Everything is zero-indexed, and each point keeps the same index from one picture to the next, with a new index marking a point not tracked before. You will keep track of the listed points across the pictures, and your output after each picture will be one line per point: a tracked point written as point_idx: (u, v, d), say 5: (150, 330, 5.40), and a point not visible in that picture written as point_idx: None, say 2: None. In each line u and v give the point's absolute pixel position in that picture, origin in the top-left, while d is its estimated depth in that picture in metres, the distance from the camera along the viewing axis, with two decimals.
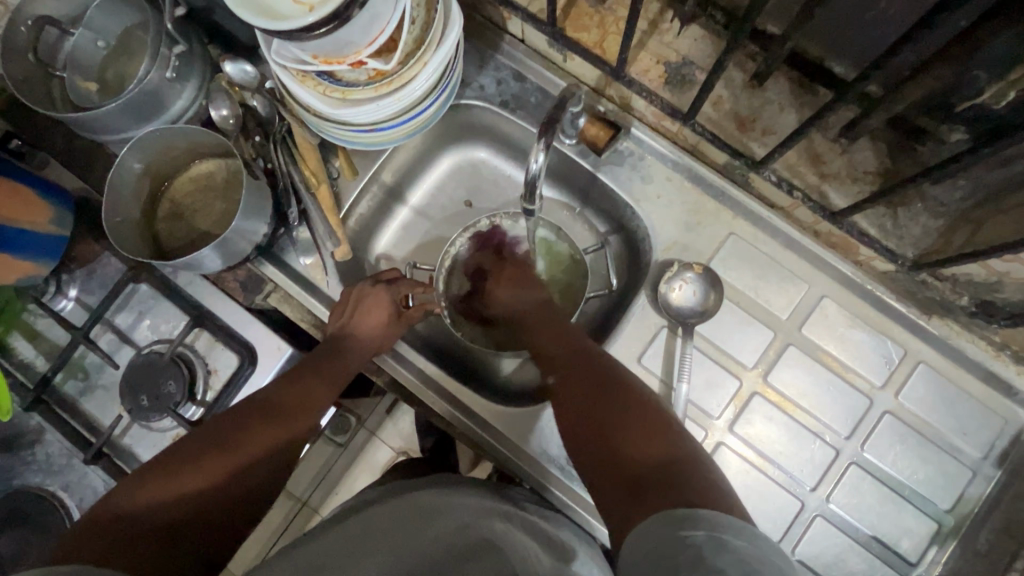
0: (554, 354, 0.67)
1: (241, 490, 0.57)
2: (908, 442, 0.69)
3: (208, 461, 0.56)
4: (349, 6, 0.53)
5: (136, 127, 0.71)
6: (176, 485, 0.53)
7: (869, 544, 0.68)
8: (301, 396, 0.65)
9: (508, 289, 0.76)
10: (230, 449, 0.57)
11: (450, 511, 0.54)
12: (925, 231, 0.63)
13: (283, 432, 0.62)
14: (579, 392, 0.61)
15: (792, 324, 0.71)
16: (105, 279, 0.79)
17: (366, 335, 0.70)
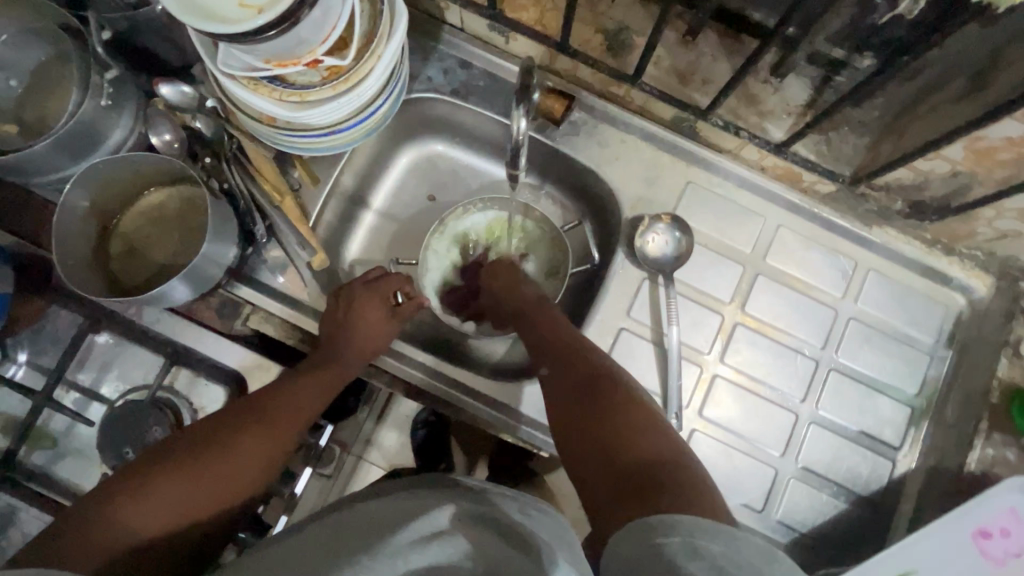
0: (553, 345, 0.68)
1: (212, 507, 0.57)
2: (874, 341, 0.76)
3: (167, 480, 0.55)
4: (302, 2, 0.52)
5: (71, 164, 0.66)
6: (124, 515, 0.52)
7: (860, 438, 0.74)
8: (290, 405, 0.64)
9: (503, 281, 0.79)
10: (182, 476, 0.56)
11: (419, 518, 0.43)
12: (856, 149, 0.71)
13: (263, 447, 0.61)
14: (573, 385, 0.64)
15: (756, 255, 0.78)
16: (58, 336, 0.73)
17: (362, 329, 0.69)
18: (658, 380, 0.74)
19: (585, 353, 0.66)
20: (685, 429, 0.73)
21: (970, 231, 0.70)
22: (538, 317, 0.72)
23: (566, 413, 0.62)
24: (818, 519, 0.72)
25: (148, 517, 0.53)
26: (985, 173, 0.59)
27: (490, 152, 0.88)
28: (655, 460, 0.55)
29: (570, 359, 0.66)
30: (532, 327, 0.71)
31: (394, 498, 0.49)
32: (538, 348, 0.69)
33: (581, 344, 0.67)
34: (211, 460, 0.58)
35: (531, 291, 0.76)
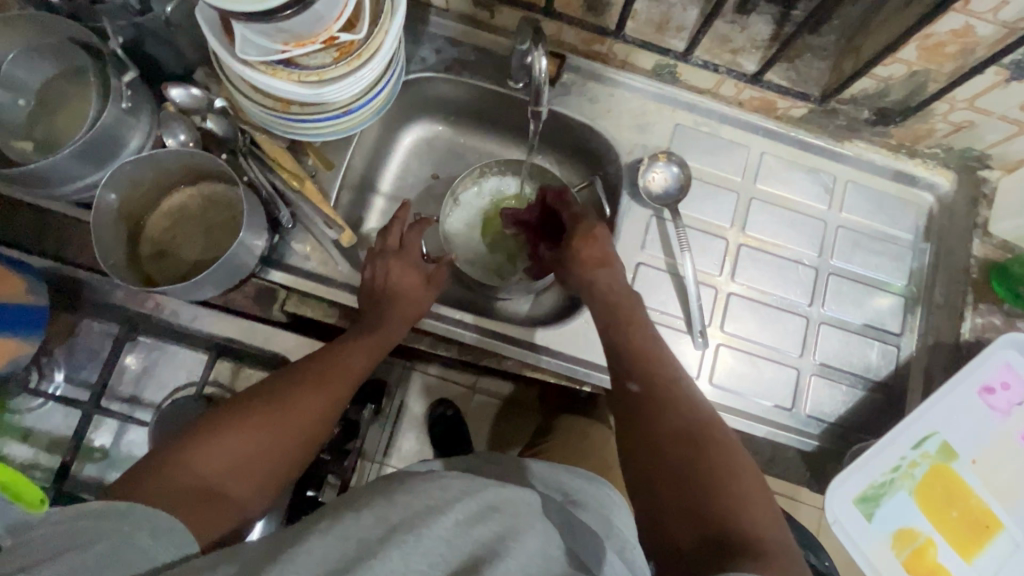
0: (646, 367, 0.63)
1: (275, 463, 0.55)
2: (863, 243, 0.84)
3: (248, 425, 0.55)
4: None
5: (94, 172, 0.67)
6: (206, 456, 0.51)
7: (865, 331, 0.81)
8: (347, 365, 0.64)
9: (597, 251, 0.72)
10: (262, 420, 0.55)
11: (487, 489, 0.48)
12: (820, 71, 0.79)
13: (322, 398, 0.60)
14: (671, 406, 0.59)
15: (748, 182, 0.84)
16: (92, 351, 0.74)
17: (406, 300, 0.71)
18: (679, 305, 0.80)
19: (675, 385, 0.61)
20: (711, 345, 0.79)
21: (930, 129, 0.78)
22: (629, 334, 0.66)
23: (641, 432, 0.57)
24: (841, 408, 0.79)
25: (224, 461, 0.52)
26: (938, 68, 0.67)
27: (487, 125, 0.93)
28: (735, 512, 0.50)
29: (663, 386, 0.61)
30: (623, 350, 0.65)
31: (449, 479, 0.48)
32: (625, 367, 0.64)
33: (675, 377, 0.62)
34: (287, 410, 0.57)
35: (617, 281, 0.70)
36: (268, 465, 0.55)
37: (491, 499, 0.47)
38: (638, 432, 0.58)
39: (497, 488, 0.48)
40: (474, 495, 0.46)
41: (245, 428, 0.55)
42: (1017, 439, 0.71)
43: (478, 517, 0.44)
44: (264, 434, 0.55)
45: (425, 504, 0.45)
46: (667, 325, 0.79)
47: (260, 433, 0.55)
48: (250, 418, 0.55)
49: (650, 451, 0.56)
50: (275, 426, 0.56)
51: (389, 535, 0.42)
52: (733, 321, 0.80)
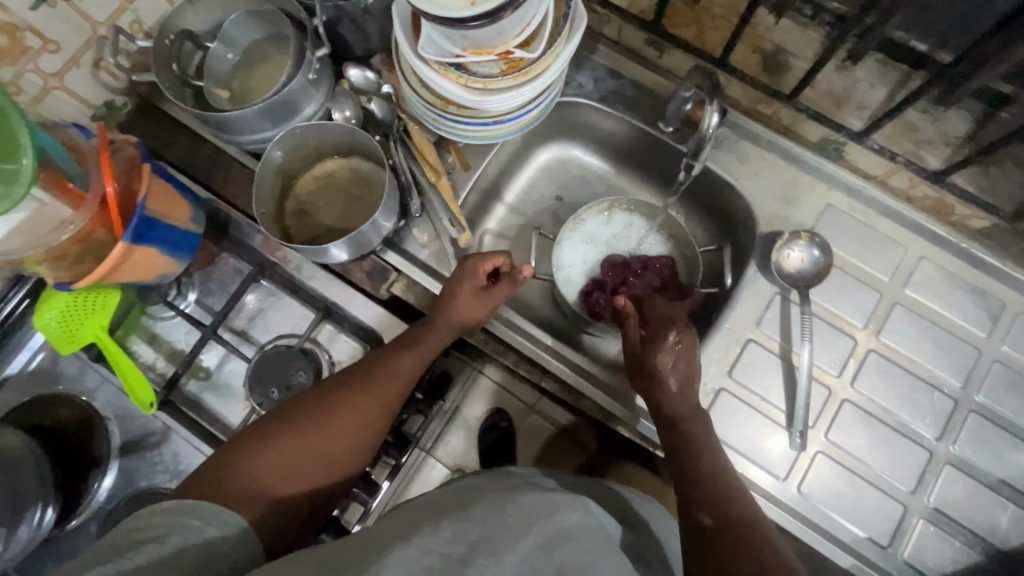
0: (711, 496, 0.58)
1: (322, 467, 0.59)
2: (1021, 387, 0.72)
3: (292, 431, 0.58)
4: (504, 8, 0.58)
5: (269, 129, 0.74)
6: (254, 462, 0.55)
7: (1000, 488, 0.70)
8: (390, 372, 0.65)
9: (678, 359, 0.68)
10: (304, 427, 0.59)
11: (566, 511, 0.51)
12: (1019, 185, 0.69)
13: (365, 408, 0.62)
14: (739, 536, 0.54)
15: (896, 285, 0.76)
16: (224, 281, 0.81)
17: (461, 310, 0.69)
18: (784, 396, 0.74)
19: (750, 517, 0.56)
20: (809, 449, 0.72)
21: None
22: (696, 458, 0.63)
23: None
24: (948, 566, 0.68)
25: (269, 467, 0.55)
26: None
27: (623, 159, 0.92)
28: None
29: (735, 519, 0.56)
30: (691, 475, 0.61)
31: (521, 497, 0.51)
32: (689, 495, 0.59)
33: (746, 510, 0.57)
34: (326, 418, 0.60)
35: (688, 397, 0.67)
36: (318, 469, 0.58)
37: (563, 524, 0.49)
38: (712, 557, 0.53)
39: (572, 511, 0.51)
40: (549, 519, 0.49)
41: (296, 437, 0.58)
42: None
43: (556, 542, 0.48)
44: (307, 438, 0.58)
45: (503, 524, 0.47)
46: (764, 414, 0.73)
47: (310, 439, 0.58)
48: (303, 424, 0.59)
49: None
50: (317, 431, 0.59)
51: (469, 555, 0.44)
52: (840, 430, 0.72)
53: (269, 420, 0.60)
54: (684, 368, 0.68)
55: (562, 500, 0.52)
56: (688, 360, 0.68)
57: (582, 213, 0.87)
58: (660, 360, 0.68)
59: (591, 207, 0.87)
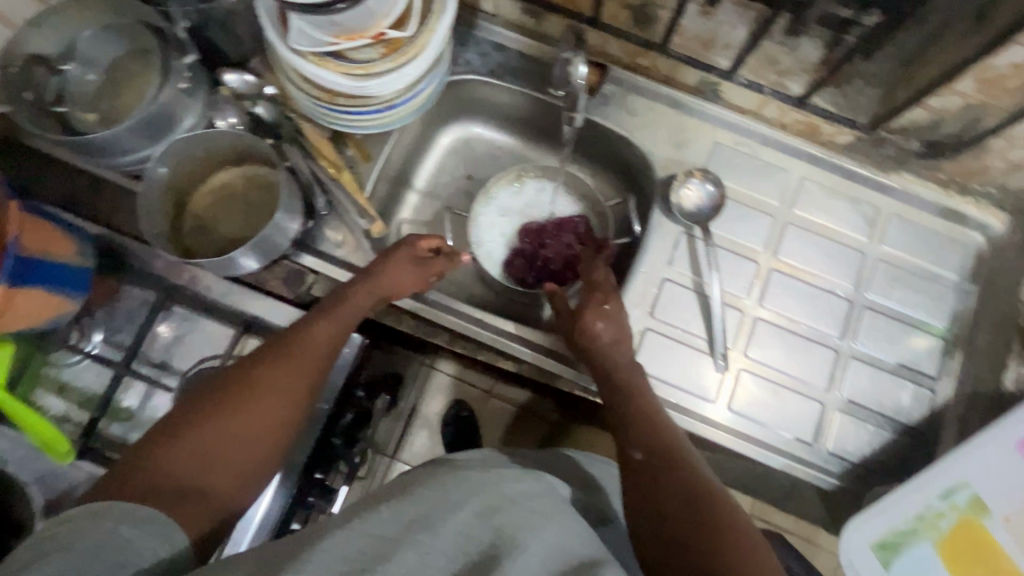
0: (646, 433, 0.60)
1: (252, 449, 0.53)
2: (903, 279, 0.81)
3: (212, 415, 0.52)
4: None
5: (149, 147, 0.71)
6: (171, 455, 0.49)
7: (898, 370, 0.78)
8: (313, 342, 0.60)
9: (608, 324, 0.70)
10: (225, 409, 0.53)
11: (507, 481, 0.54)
12: (870, 99, 0.76)
13: (291, 381, 0.57)
14: (664, 467, 0.56)
15: (785, 206, 0.82)
16: (131, 314, 0.77)
17: (383, 281, 0.69)
18: (703, 325, 0.78)
19: (674, 446, 0.58)
20: (732, 369, 0.77)
21: (984, 166, 0.75)
22: (632, 399, 0.65)
23: (644, 503, 0.55)
24: (866, 449, 0.75)
25: (190, 456, 0.50)
26: (996, 103, 0.65)
27: (523, 130, 0.94)
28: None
29: (667, 454, 0.57)
30: (623, 414, 0.63)
31: (463, 474, 0.53)
32: (626, 434, 0.61)
33: (673, 439, 0.59)
34: (249, 396, 0.54)
35: (622, 353, 0.69)
36: (248, 450, 0.53)
37: (507, 492, 0.52)
38: (644, 488, 0.56)
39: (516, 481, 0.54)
40: (489, 489, 0.52)
41: (217, 421, 0.52)
42: None
43: (495, 508, 0.50)
44: (230, 420, 0.52)
45: (442, 500, 0.50)
46: (689, 345, 0.78)
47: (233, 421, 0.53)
48: (221, 407, 0.53)
49: (655, 516, 0.53)
50: (240, 412, 0.53)
51: (405, 534, 0.46)
52: (756, 347, 0.78)
53: (181, 410, 0.53)
54: (611, 328, 0.70)
55: (508, 473, 0.55)
56: (615, 323, 0.70)
57: (492, 185, 0.88)
58: (588, 325, 0.70)
59: (500, 179, 0.88)
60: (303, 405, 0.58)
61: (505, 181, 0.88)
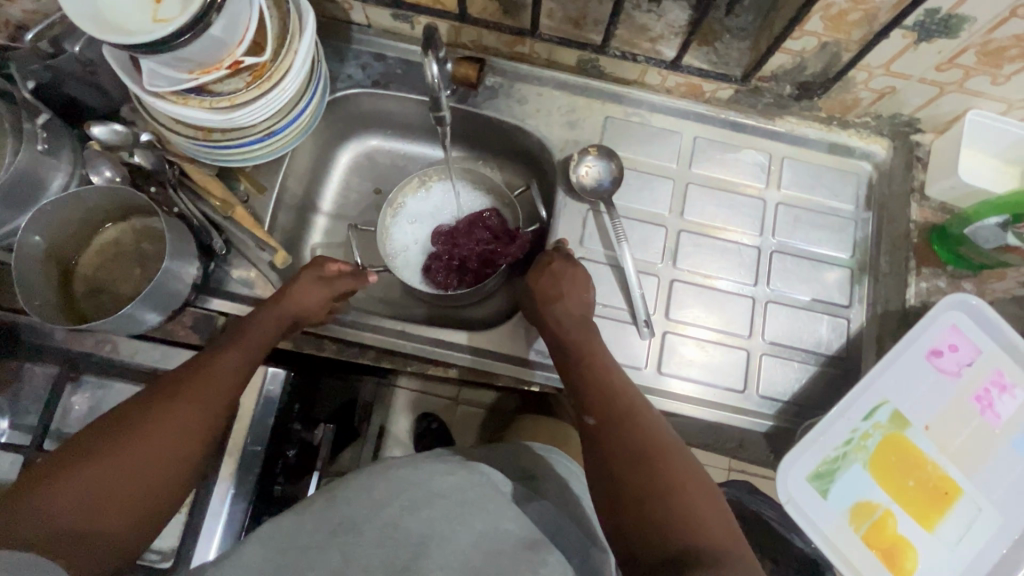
0: (598, 392, 0.64)
1: (155, 488, 0.50)
2: (805, 218, 0.83)
3: (110, 453, 0.49)
4: (203, 18, 0.56)
5: (17, 217, 0.67)
6: (60, 498, 0.46)
7: (814, 306, 0.80)
8: (221, 372, 0.59)
9: (569, 288, 0.74)
10: (122, 446, 0.50)
11: (437, 475, 0.60)
12: (740, 52, 0.79)
13: (197, 415, 0.54)
14: (620, 427, 0.60)
15: (683, 168, 0.84)
16: (36, 393, 0.73)
17: (297, 303, 0.68)
18: (623, 297, 0.79)
19: (630, 404, 0.62)
20: (658, 334, 0.79)
21: (855, 98, 0.78)
22: (582, 363, 0.68)
23: (603, 463, 0.58)
24: (795, 387, 0.78)
25: (81, 499, 0.46)
26: (846, 37, 0.68)
27: (421, 135, 0.94)
28: (691, 518, 0.52)
29: (617, 414, 0.61)
30: (576, 379, 0.67)
31: (392, 472, 0.60)
32: (581, 393, 0.65)
33: (630, 397, 0.63)
34: (150, 432, 0.51)
35: (572, 308, 0.72)
36: (149, 489, 0.50)
37: (435, 488, 0.58)
38: (603, 447, 0.59)
39: (445, 474, 0.60)
40: (416, 486, 0.58)
41: (114, 459, 0.49)
42: (971, 401, 0.69)
43: (423, 502, 0.56)
44: (131, 458, 0.49)
45: (370, 503, 0.56)
46: (613, 318, 0.79)
47: (136, 458, 0.50)
48: (121, 443, 0.50)
49: (610, 473, 0.57)
50: (140, 448, 0.50)
51: (334, 536, 0.54)
52: (677, 309, 0.79)
53: (73, 446, 0.49)
54: (554, 288, 0.74)
55: (438, 469, 0.61)
56: (570, 288, 0.74)
57: (397, 194, 0.87)
58: (538, 286, 0.74)
59: (403, 187, 0.87)
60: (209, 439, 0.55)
61: (410, 188, 0.87)
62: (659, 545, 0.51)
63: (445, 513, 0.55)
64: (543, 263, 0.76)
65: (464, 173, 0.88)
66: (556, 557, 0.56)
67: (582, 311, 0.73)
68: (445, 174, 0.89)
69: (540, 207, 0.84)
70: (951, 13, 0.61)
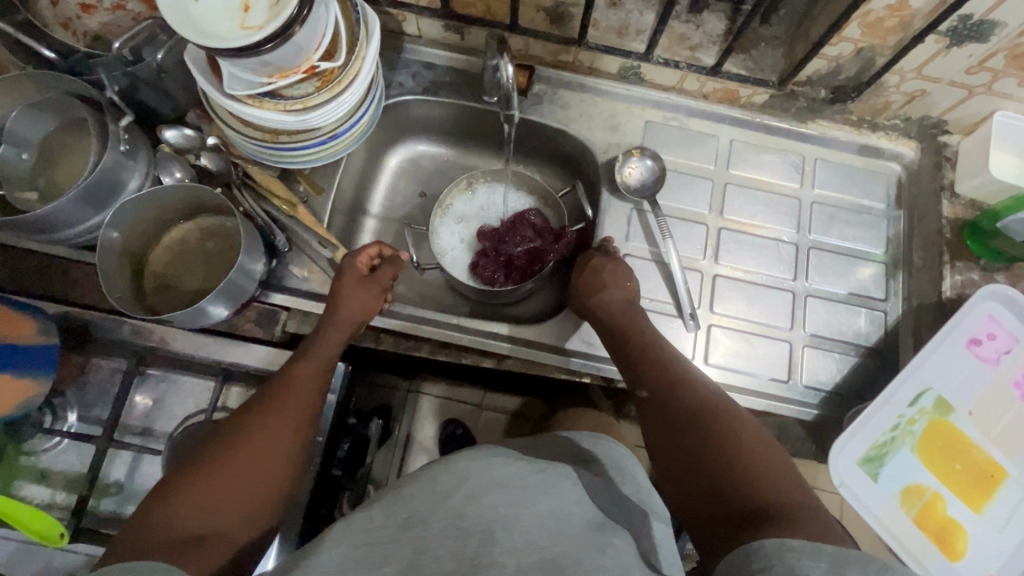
0: (651, 373, 0.66)
1: (261, 490, 0.53)
2: (838, 215, 0.87)
3: (218, 462, 0.52)
4: (291, 25, 0.60)
5: (97, 214, 0.70)
6: (184, 506, 0.49)
7: (851, 299, 0.83)
8: (302, 377, 0.62)
9: (611, 275, 0.76)
10: (229, 455, 0.53)
11: (497, 467, 0.60)
12: (776, 59, 0.83)
13: (290, 422, 0.58)
14: (677, 405, 0.62)
15: (721, 168, 0.88)
16: (104, 386, 0.76)
17: (354, 301, 0.71)
18: (668, 291, 0.82)
19: (682, 380, 0.65)
20: (702, 327, 0.81)
21: (886, 102, 0.82)
22: (630, 343, 0.71)
23: (664, 439, 0.61)
24: (836, 377, 0.80)
25: (200, 506, 0.49)
26: (882, 43, 0.72)
27: (465, 140, 0.98)
28: (758, 478, 0.54)
29: (668, 390, 0.64)
30: (627, 360, 0.70)
31: (455, 465, 0.59)
32: (635, 378, 0.68)
33: (682, 373, 0.66)
34: (251, 439, 0.55)
35: (616, 296, 0.74)
36: (257, 492, 0.53)
37: (509, 472, 0.59)
38: (660, 425, 0.62)
39: (506, 464, 0.60)
40: (482, 476, 0.58)
41: (225, 468, 0.52)
42: (1011, 387, 0.72)
43: (488, 491, 0.56)
44: (237, 464, 0.53)
45: (436, 495, 0.56)
46: (658, 312, 0.81)
47: (242, 463, 0.53)
48: (227, 452, 0.53)
49: (674, 447, 0.60)
50: (245, 455, 0.53)
51: (402, 531, 0.53)
52: (720, 303, 0.82)
53: (185, 461, 0.53)
54: (596, 279, 0.76)
55: (497, 460, 0.61)
56: (615, 278, 0.76)
57: (446, 195, 0.90)
58: (581, 280, 0.77)
59: (452, 189, 0.91)
60: (302, 442, 0.58)
61: (459, 190, 0.91)
62: (728, 505, 0.53)
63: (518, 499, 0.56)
64: (587, 259, 0.79)
65: (509, 175, 0.91)
66: (623, 539, 0.55)
67: (629, 297, 0.75)
68: (492, 177, 0.92)
69: (585, 206, 0.87)
70: (983, 19, 0.65)
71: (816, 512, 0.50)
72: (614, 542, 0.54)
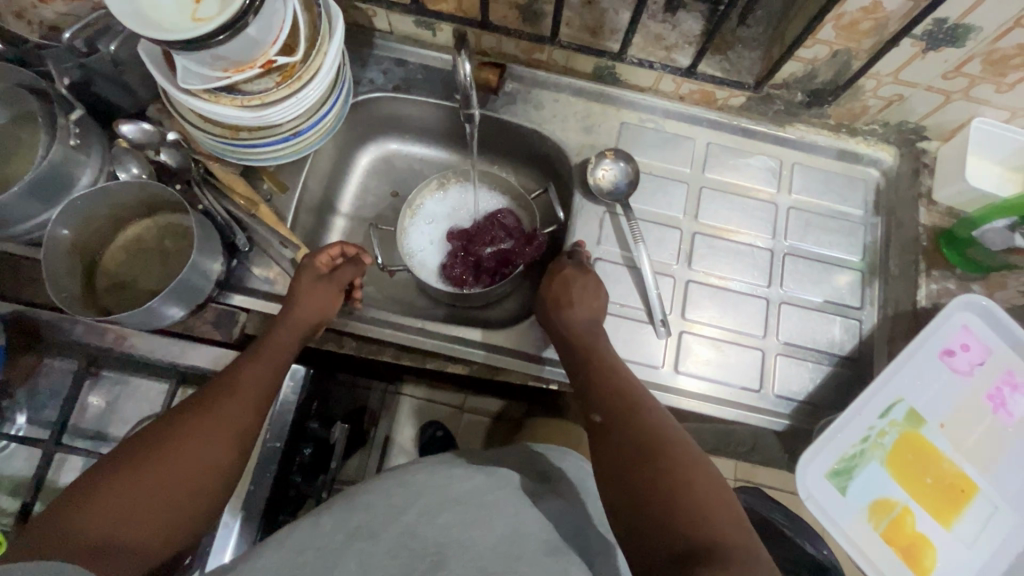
0: (607, 393, 0.65)
1: (189, 498, 0.51)
2: (815, 222, 0.85)
3: (146, 466, 0.50)
4: (242, 16, 0.57)
5: (46, 211, 0.68)
6: (103, 510, 0.46)
7: (825, 307, 0.82)
8: (247, 384, 0.60)
9: (580, 292, 0.74)
10: (159, 458, 0.50)
11: (458, 481, 0.58)
12: (752, 60, 0.81)
13: (229, 429, 0.55)
14: (631, 424, 0.60)
15: (696, 172, 0.86)
16: (55, 388, 0.73)
17: (310, 311, 0.69)
18: (640, 296, 0.81)
19: (639, 404, 0.63)
20: (674, 333, 0.80)
21: (864, 106, 0.81)
22: (589, 362, 0.69)
23: (609, 458, 0.58)
24: (809, 386, 0.79)
25: (120, 511, 0.47)
26: (857, 46, 0.71)
27: (438, 139, 0.96)
28: (703, 509, 0.52)
29: (624, 410, 0.62)
30: (585, 377, 0.68)
31: (412, 476, 0.58)
32: (589, 393, 0.66)
33: (638, 397, 0.64)
34: (185, 444, 0.52)
35: (580, 316, 0.73)
36: (184, 500, 0.50)
37: (463, 484, 0.57)
38: (609, 443, 0.60)
39: (465, 478, 0.58)
40: (441, 487, 0.56)
41: (152, 472, 0.49)
42: (984, 401, 0.71)
43: (443, 506, 0.54)
44: (166, 469, 0.50)
45: (388, 507, 0.54)
46: (629, 318, 0.80)
47: (172, 468, 0.50)
48: (157, 455, 0.51)
49: (619, 465, 0.57)
50: (176, 460, 0.51)
51: (348, 542, 0.50)
52: (692, 309, 0.80)
53: (111, 460, 0.50)
54: (562, 294, 0.74)
55: (459, 473, 0.59)
56: (585, 296, 0.74)
57: (417, 194, 0.88)
58: (548, 292, 0.76)
59: (423, 187, 0.89)
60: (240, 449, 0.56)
61: (430, 189, 0.89)
62: (668, 533, 0.50)
63: (470, 512, 0.54)
64: (557, 272, 0.77)
65: (481, 176, 0.89)
66: (575, 564, 0.53)
67: (595, 319, 0.74)
68: (464, 177, 0.90)
69: (557, 208, 0.85)
70: (958, 22, 0.63)
71: (755, 556, 0.49)
72: (572, 563, 0.52)
